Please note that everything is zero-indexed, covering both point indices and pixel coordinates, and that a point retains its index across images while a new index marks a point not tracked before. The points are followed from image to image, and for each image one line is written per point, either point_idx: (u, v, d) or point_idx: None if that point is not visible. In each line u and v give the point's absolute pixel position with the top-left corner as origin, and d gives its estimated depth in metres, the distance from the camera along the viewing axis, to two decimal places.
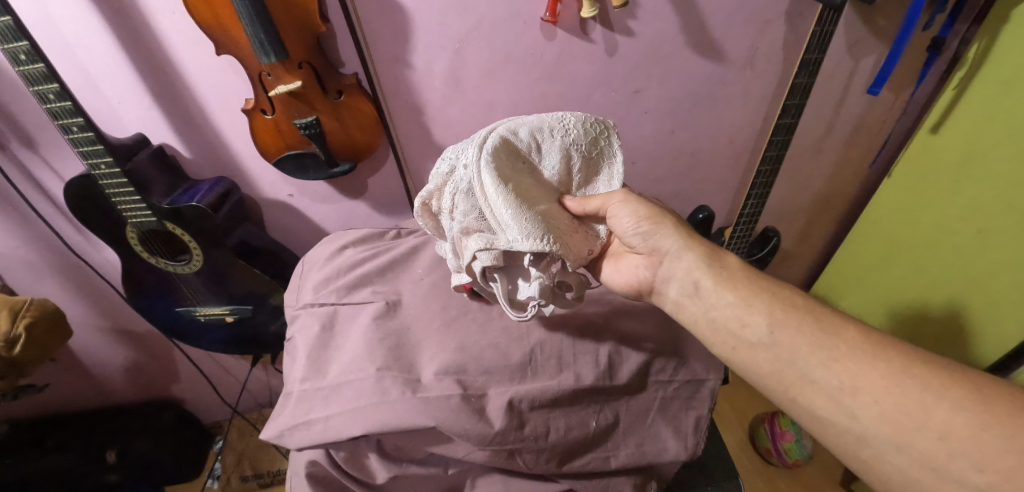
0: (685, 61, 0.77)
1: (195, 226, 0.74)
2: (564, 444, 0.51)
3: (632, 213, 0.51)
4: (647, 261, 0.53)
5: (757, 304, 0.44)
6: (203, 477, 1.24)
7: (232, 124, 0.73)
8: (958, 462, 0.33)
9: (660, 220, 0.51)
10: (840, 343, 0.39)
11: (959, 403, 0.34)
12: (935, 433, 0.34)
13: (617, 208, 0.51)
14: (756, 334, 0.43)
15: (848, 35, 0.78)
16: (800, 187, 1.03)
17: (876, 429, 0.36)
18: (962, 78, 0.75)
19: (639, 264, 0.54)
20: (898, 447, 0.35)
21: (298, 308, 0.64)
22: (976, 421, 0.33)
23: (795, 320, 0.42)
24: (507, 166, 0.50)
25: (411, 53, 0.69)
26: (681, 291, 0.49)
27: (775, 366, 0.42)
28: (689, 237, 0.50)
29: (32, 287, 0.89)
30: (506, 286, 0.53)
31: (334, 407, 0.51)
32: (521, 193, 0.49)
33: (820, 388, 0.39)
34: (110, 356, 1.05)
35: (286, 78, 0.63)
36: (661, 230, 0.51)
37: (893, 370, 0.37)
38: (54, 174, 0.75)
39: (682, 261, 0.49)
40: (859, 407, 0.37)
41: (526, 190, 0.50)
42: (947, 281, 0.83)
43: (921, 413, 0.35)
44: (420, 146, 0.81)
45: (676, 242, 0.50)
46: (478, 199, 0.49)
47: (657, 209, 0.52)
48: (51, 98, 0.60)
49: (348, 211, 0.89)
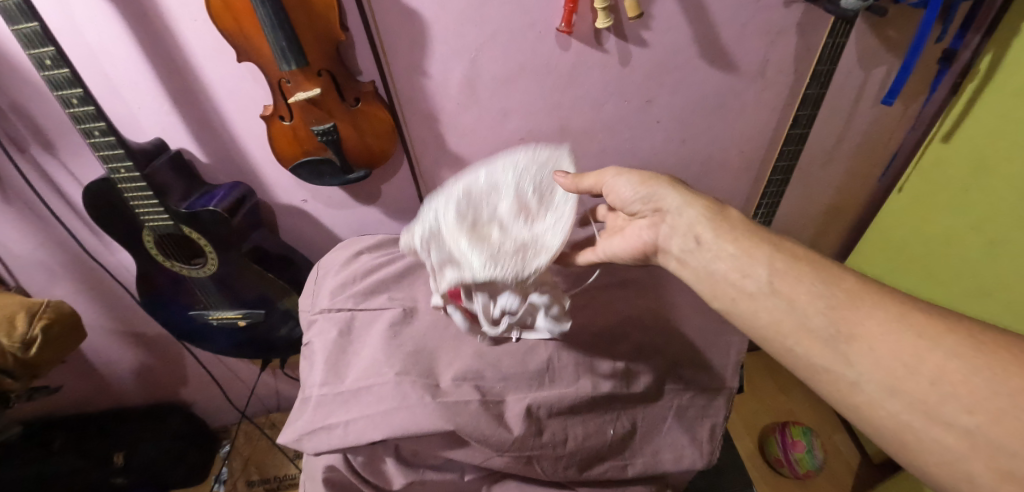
0: (697, 70, 0.78)
1: (210, 229, 0.75)
2: (581, 451, 0.51)
3: (629, 182, 0.55)
4: (650, 222, 0.54)
5: (759, 256, 0.43)
6: (210, 480, 1.23)
7: (249, 129, 0.74)
8: (947, 404, 0.32)
9: (656, 182, 0.53)
10: (838, 291, 0.39)
11: (952, 349, 0.33)
12: (926, 377, 0.33)
13: (613, 181, 0.56)
14: (756, 284, 0.42)
15: (859, 48, 0.79)
16: (810, 197, 1.03)
17: (871, 376, 0.35)
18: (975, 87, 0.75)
19: (642, 227, 0.55)
20: (891, 391, 0.34)
21: (314, 313, 0.64)
22: (966, 365, 0.32)
23: (796, 272, 0.41)
24: (464, 207, 0.56)
25: (428, 62, 0.70)
26: (682, 246, 0.49)
27: (773, 315, 0.41)
28: (690, 195, 0.50)
29: (48, 289, 0.90)
30: (484, 303, 0.55)
31: (354, 411, 0.51)
32: (476, 226, 0.55)
33: (817, 335, 0.38)
34: (120, 359, 1.06)
35: (305, 85, 0.64)
36: (660, 191, 0.52)
37: (890, 318, 0.36)
38: (73, 177, 0.76)
39: (683, 217, 0.49)
40: (856, 355, 0.36)
41: (484, 220, 0.55)
42: (954, 291, 0.84)
43: (913, 358, 0.34)
44: (434, 153, 0.82)
45: (679, 199, 0.50)
46: (441, 237, 0.55)
47: (653, 174, 0.55)
48: (75, 103, 0.61)
49: (361, 217, 0.90)
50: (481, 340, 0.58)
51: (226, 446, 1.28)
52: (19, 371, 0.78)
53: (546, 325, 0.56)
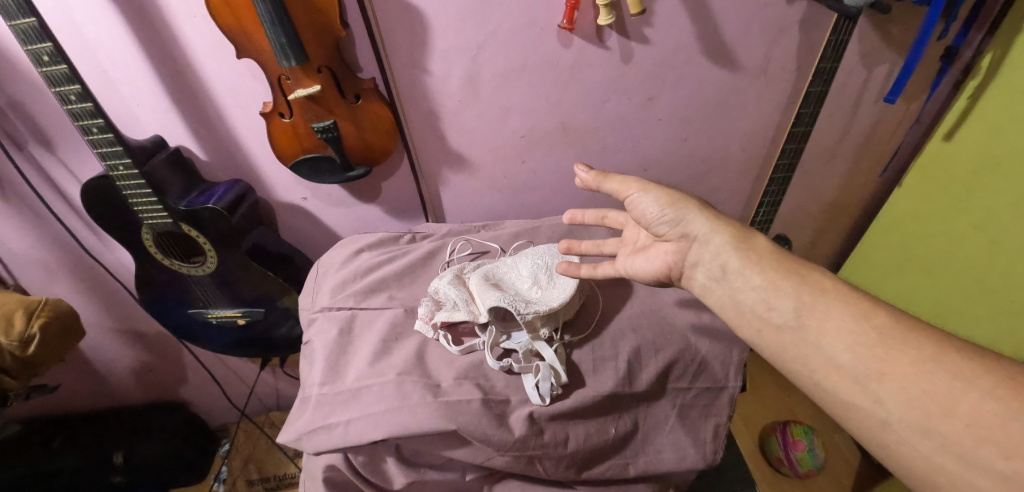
0: (700, 68, 0.77)
1: (210, 227, 0.74)
2: (583, 451, 0.50)
3: (655, 201, 0.52)
4: (675, 247, 0.51)
5: (785, 288, 0.43)
6: (209, 479, 1.23)
7: (248, 126, 0.74)
8: (984, 448, 0.31)
9: (685, 205, 0.50)
10: (869, 328, 0.38)
11: (988, 392, 0.33)
12: (962, 420, 0.33)
13: (636, 196, 0.53)
14: (783, 317, 0.42)
15: (861, 45, 0.78)
16: (812, 196, 1.03)
17: (903, 415, 0.35)
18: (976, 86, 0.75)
19: (667, 250, 0.52)
20: (923, 432, 0.34)
21: (315, 312, 0.64)
22: (1005, 411, 0.32)
23: (824, 305, 0.41)
24: (489, 270, 0.62)
25: (429, 59, 0.70)
26: (709, 275, 0.48)
27: (800, 350, 0.40)
28: (717, 219, 0.49)
29: (46, 287, 0.89)
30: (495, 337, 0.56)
31: (355, 411, 0.50)
32: (492, 282, 0.60)
33: (846, 372, 0.38)
34: (119, 357, 1.05)
35: (305, 82, 0.63)
36: (688, 215, 0.50)
37: (924, 357, 0.36)
38: (71, 174, 0.75)
39: (711, 244, 0.48)
40: (885, 393, 0.36)
41: (502, 282, 0.61)
42: (960, 295, 0.84)
43: (948, 399, 0.34)
44: (434, 150, 0.82)
45: (705, 225, 0.49)
46: (454, 287, 0.59)
47: (680, 193, 0.52)
48: (73, 100, 0.60)
49: (361, 215, 0.90)
50: (480, 344, 0.56)
51: (226, 445, 1.28)
52: (18, 370, 0.77)
53: (548, 400, 0.50)
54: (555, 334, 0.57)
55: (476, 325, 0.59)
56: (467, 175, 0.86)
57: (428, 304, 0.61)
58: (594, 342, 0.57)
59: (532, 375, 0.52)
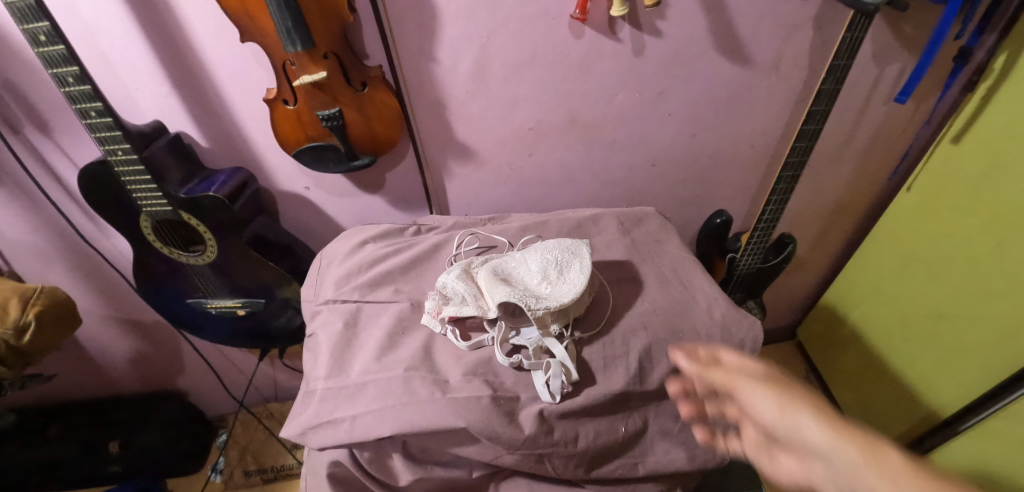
0: (712, 62, 0.76)
1: (211, 216, 0.73)
2: (593, 450, 0.49)
3: (765, 396, 0.37)
4: (801, 461, 0.35)
5: None
6: (206, 470, 1.21)
7: (251, 113, 0.72)
8: None
9: (795, 402, 0.36)
10: None
11: None
12: None
13: (745, 389, 0.39)
14: None
15: (874, 43, 0.77)
16: (819, 195, 1.02)
17: None
18: (988, 86, 0.74)
19: (793, 462, 0.35)
20: None
21: (319, 304, 0.63)
22: None
23: None
24: (498, 265, 0.60)
25: (437, 48, 0.68)
26: None
27: None
28: (838, 424, 0.33)
29: (41, 274, 0.88)
30: (505, 333, 0.54)
31: (360, 406, 0.49)
32: (501, 277, 0.58)
33: None
34: (117, 346, 1.04)
35: (310, 68, 0.61)
36: (802, 423, 0.34)
37: None
38: (69, 159, 0.74)
39: (836, 465, 0.32)
40: None
41: (511, 277, 0.58)
42: (961, 297, 0.84)
43: None
44: (440, 142, 0.80)
45: (820, 434, 0.33)
46: (462, 281, 0.58)
47: (796, 391, 0.37)
48: (71, 82, 0.58)
49: (365, 206, 0.88)
50: (489, 340, 0.55)
51: (223, 435, 1.27)
52: (13, 358, 0.76)
53: (559, 397, 0.49)
54: (565, 331, 0.56)
55: (485, 320, 0.58)
56: (473, 168, 0.85)
57: (436, 298, 0.60)
58: (604, 340, 0.56)
59: (541, 372, 0.51)
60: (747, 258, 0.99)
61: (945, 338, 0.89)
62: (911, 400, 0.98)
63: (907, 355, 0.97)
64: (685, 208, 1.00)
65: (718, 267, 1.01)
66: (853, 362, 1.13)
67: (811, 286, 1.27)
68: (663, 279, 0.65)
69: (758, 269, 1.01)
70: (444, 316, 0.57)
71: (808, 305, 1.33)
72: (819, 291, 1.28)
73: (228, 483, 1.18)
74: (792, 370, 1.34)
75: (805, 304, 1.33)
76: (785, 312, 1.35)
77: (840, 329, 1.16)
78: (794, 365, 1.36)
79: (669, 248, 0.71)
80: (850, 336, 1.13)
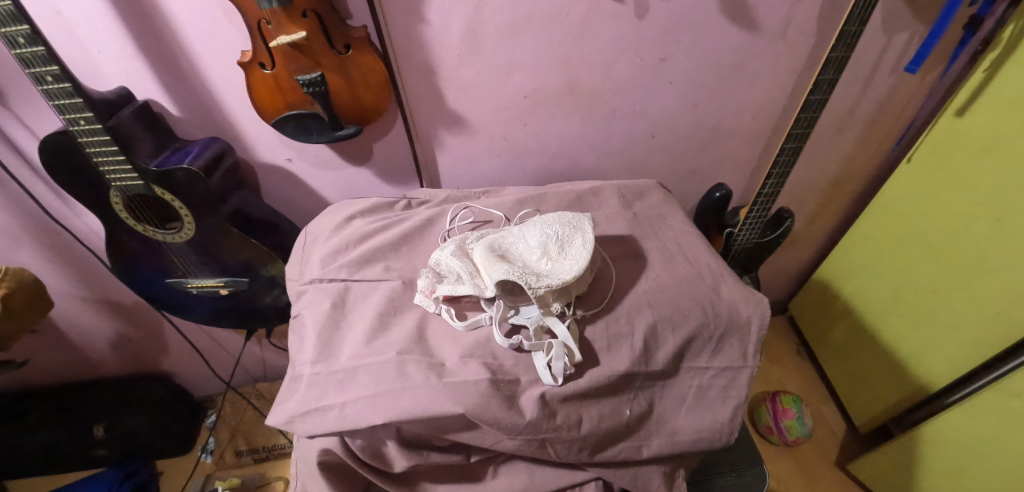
0: (718, 28, 0.72)
1: (186, 191, 0.68)
2: (597, 433, 0.48)
3: None
4: None
5: None
6: (196, 451, 1.20)
7: (226, 79, 0.67)
8: None
9: None
10: None
11: None
12: None
13: None
14: None
15: (888, 9, 0.73)
16: (819, 168, 1.00)
17: None
18: (993, 61, 0.71)
19: None
20: None
21: (303, 284, 0.59)
22: None
23: None
24: (495, 241, 0.57)
25: (426, 7, 0.63)
26: None
27: None
28: None
29: (9, 255, 0.83)
30: (504, 312, 0.52)
31: (351, 393, 0.47)
32: (498, 253, 0.55)
33: None
34: (95, 328, 1.00)
35: (288, 28, 0.56)
36: None
37: None
38: (28, 130, 0.68)
39: None
40: None
41: (509, 253, 0.55)
42: (958, 274, 0.84)
43: None
44: (430, 110, 0.76)
45: None
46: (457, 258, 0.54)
47: None
48: (22, 43, 0.51)
49: (352, 180, 0.84)
50: (487, 320, 0.53)
51: (212, 415, 1.25)
52: None
53: (560, 379, 0.48)
54: (567, 309, 0.53)
55: (481, 299, 0.55)
56: (465, 138, 0.81)
57: (429, 276, 0.57)
58: (607, 318, 0.54)
59: (543, 353, 0.49)
60: (745, 233, 0.97)
61: (939, 314, 0.88)
62: (900, 375, 0.99)
63: (899, 328, 0.98)
64: (684, 182, 0.97)
65: (716, 241, 0.99)
66: (844, 336, 1.13)
67: (806, 261, 1.26)
68: (666, 255, 0.62)
69: (755, 244, 0.99)
70: (437, 294, 0.54)
71: (802, 279, 1.32)
72: (813, 266, 1.28)
73: (218, 464, 1.17)
74: (783, 345, 1.36)
75: (799, 278, 1.32)
76: (779, 287, 1.35)
77: (832, 304, 1.17)
78: (786, 339, 1.37)
79: (671, 222, 0.69)
80: (843, 312, 1.13)
